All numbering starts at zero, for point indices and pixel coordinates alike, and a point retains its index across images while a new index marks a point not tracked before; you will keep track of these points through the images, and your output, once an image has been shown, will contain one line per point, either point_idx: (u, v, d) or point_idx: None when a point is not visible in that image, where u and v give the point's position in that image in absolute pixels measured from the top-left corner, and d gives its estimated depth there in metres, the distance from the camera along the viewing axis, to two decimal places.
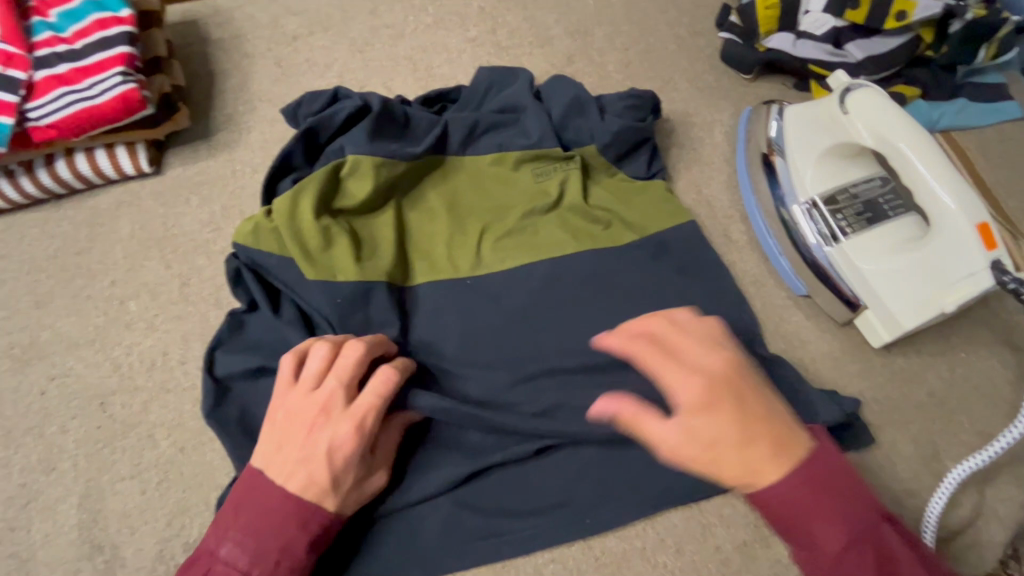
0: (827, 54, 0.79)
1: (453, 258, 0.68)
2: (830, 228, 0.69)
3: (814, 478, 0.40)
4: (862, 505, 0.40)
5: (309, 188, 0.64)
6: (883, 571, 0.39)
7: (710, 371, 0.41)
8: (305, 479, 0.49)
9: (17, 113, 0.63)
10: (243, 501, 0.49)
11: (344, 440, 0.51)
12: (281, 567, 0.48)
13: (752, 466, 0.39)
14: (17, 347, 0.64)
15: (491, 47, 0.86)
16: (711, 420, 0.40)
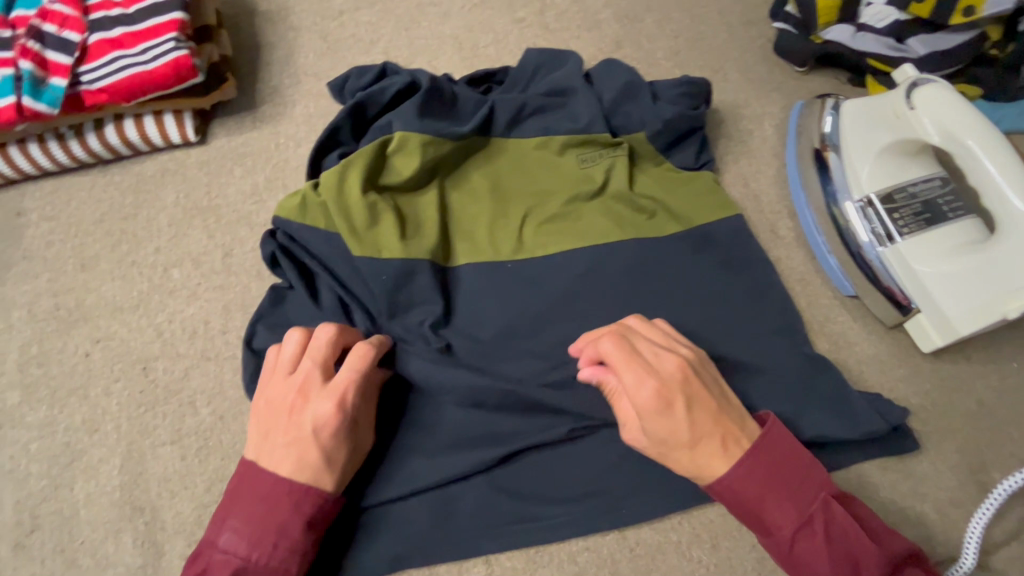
0: (888, 48, 0.76)
1: (494, 240, 0.67)
2: (885, 228, 0.67)
3: (754, 472, 0.50)
4: (802, 489, 0.50)
5: (356, 164, 0.63)
6: (832, 543, 0.48)
7: (664, 377, 0.52)
8: (295, 458, 0.50)
9: (71, 76, 0.64)
10: (237, 492, 0.50)
11: (326, 417, 0.51)
12: (279, 549, 0.48)
13: (701, 461, 0.50)
14: (64, 309, 0.65)
15: (539, 29, 0.85)
16: (664, 421, 0.51)
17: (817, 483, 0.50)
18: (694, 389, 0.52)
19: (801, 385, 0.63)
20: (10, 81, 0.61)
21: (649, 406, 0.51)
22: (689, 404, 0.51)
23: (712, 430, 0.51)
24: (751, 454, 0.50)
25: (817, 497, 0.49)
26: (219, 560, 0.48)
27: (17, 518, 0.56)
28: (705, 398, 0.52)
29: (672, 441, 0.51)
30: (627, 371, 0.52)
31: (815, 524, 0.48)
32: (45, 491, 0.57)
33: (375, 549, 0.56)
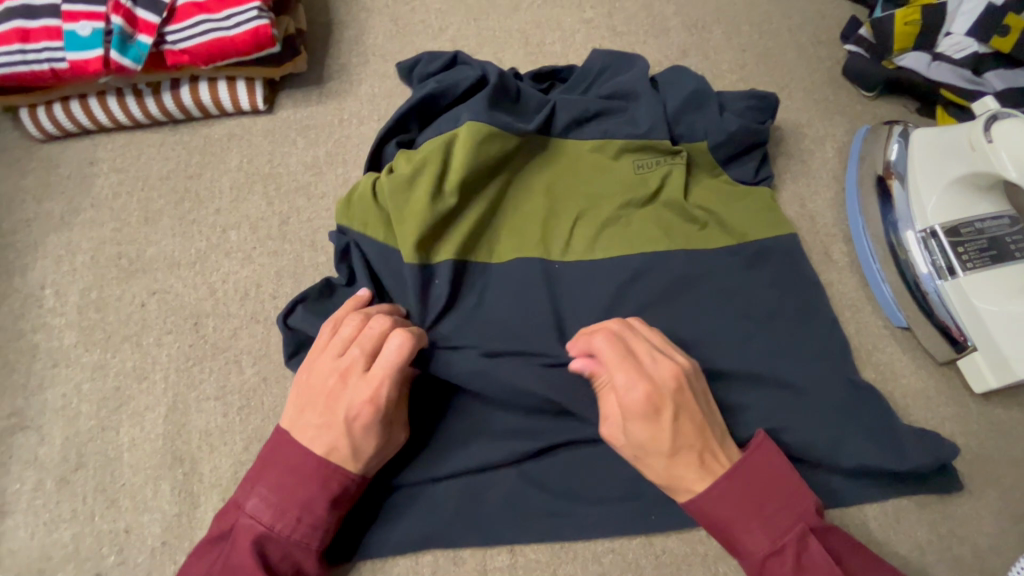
0: (963, 80, 0.75)
1: (545, 240, 0.67)
2: (947, 261, 0.66)
3: (731, 494, 0.50)
4: (778, 515, 0.50)
5: (424, 168, 0.63)
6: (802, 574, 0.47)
7: (656, 381, 0.52)
8: (327, 443, 0.51)
9: (157, 35, 0.65)
10: (269, 459, 0.52)
11: (360, 408, 0.51)
12: (301, 524, 0.50)
13: (677, 472, 0.51)
14: (125, 259, 0.67)
15: (606, 31, 0.85)
16: (648, 425, 0.51)
17: (795, 514, 0.50)
18: (683, 398, 0.52)
19: (848, 412, 0.61)
20: (100, 34, 0.63)
21: (635, 409, 0.51)
22: (676, 413, 0.51)
23: (692, 443, 0.51)
24: (725, 476, 0.51)
25: (794, 527, 0.49)
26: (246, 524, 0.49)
27: (63, 454, 0.58)
28: (693, 412, 0.53)
29: (651, 448, 0.51)
30: (620, 371, 0.52)
31: (786, 553, 0.48)
32: (92, 431, 0.59)
33: (401, 526, 0.57)
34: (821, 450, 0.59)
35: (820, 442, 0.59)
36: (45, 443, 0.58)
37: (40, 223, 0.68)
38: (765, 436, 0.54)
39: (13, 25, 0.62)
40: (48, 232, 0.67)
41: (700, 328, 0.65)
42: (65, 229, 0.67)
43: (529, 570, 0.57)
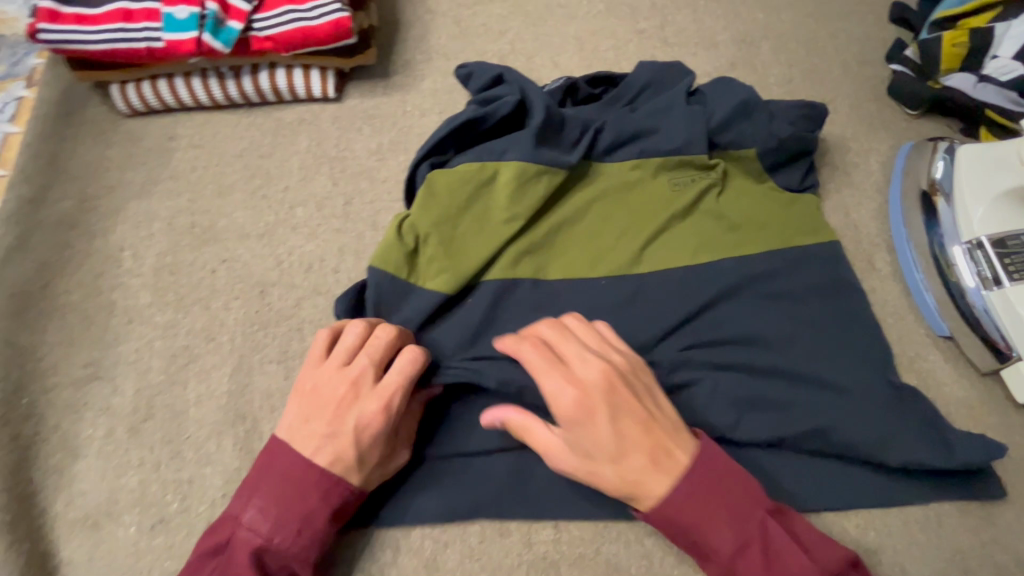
0: (1009, 102, 0.76)
1: (589, 250, 0.70)
2: (993, 272, 0.67)
3: (690, 493, 0.50)
4: (741, 509, 0.50)
5: (466, 212, 0.67)
6: (772, 562, 0.49)
7: (585, 383, 0.53)
8: (331, 454, 0.52)
9: (246, 22, 0.70)
10: (269, 471, 0.52)
11: (371, 418, 0.53)
12: (302, 535, 0.50)
13: (631, 478, 0.51)
14: (198, 227, 0.70)
15: (657, 41, 0.89)
16: (585, 431, 0.52)
17: (756, 502, 0.51)
18: (619, 395, 0.53)
19: (894, 414, 0.61)
20: (195, 17, 0.68)
21: (568, 417, 0.52)
22: (611, 412, 0.52)
23: (638, 444, 0.51)
24: (681, 476, 0.51)
25: (757, 516, 0.50)
26: (245, 535, 0.50)
27: (134, 404, 0.61)
28: (632, 408, 0.53)
29: (596, 452, 0.52)
30: (546, 381, 0.53)
31: (753, 547, 0.49)
32: (162, 386, 0.62)
33: (449, 496, 0.58)
34: (865, 448, 0.59)
35: (866, 440, 0.60)
36: (117, 393, 0.61)
37: (121, 190, 0.72)
38: (708, 437, 0.54)
39: (117, 6, 0.68)
40: (128, 199, 0.71)
41: (746, 326, 0.66)
42: (145, 197, 0.71)
43: (573, 547, 0.58)
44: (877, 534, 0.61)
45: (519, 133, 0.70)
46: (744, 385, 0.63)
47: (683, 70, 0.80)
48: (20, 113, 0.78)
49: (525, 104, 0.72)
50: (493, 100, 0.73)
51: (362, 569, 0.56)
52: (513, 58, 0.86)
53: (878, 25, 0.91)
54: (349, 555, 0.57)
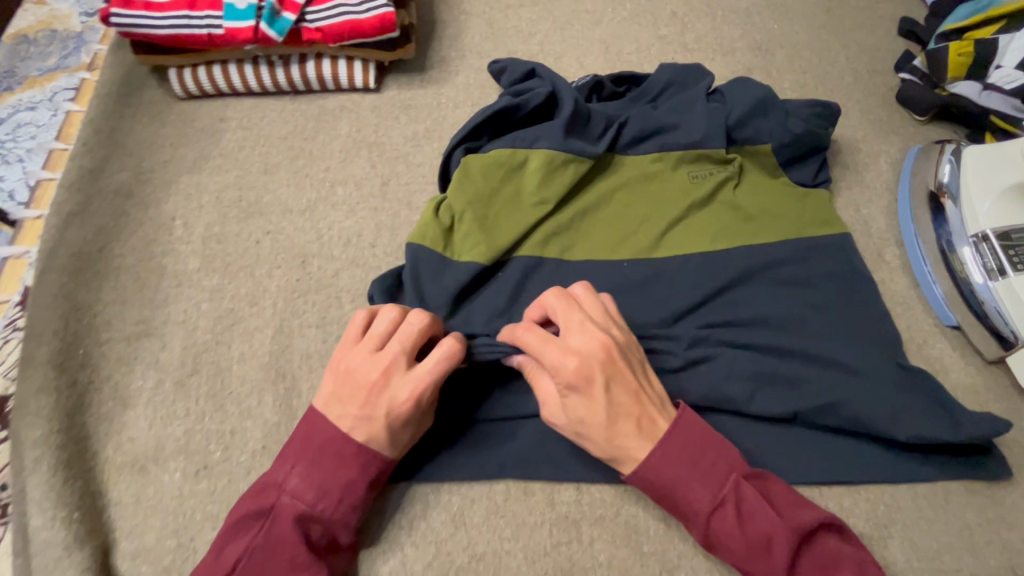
0: (1013, 109, 0.79)
1: (612, 236, 0.74)
2: (998, 263, 0.70)
3: (669, 455, 0.54)
4: (716, 471, 0.54)
5: (498, 196, 0.72)
6: (743, 519, 0.52)
7: (585, 354, 0.55)
8: (365, 434, 0.53)
9: (299, 14, 0.75)
10: (307, 446, 0.54)
11: (402, 405, 0.53)
12: (344, 503, 0.53)
13: (621, 443, 0.54)
14: (245, 201, 0.75)
15: (678, 46, 0.94)
16: (581, 399, 0.54)
17: (728, 466, 0.54)
18: (615, 368, 0.55)
19: (904, 394, 0.64)
20: (254, 8, 0.74)
21: (567, 384, 0.54)
22: (607, 383, 0.54)
23: (628, 412, 0.54)
24: (663, 441, 0.54)
25: (728, 478, 0.53)
26: (287, 504, 0.52)
27: (182, 359, 0.64)
28: (625, 380, 0.55)
29: (589, 419, 0.54)
30: (548, 350, 0.55)
31: (727, 506, 0.53)
32: (208, 343, 0.65)
33: (478, 456, 0.61)
34: (875, 424, 0.62)
35: (878, 416, 0.62)
36: (166, 348, 0.65)
37: (175, 164, 0.76)
38: (688, 407, 0.57)
39: None
40: (181, 172, 0.76)
41: (761, 310, 0.69)
42: (196, 172, 0.76)
43: (594, 507, 0.60)
44: (888, 508, 0.63)
45: (549, 123, 0.75)
46: (761, 361, 0.66)
47: (705, 70, 0.84)
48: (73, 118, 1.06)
49: (555, 97, 0.77)
50: (525, 92, 0.78)
51: (393, 520, 0.59)
52: (542, 58, 0.92)
53: (887, 38, 0.96)
54: (381, 507, 0.59)
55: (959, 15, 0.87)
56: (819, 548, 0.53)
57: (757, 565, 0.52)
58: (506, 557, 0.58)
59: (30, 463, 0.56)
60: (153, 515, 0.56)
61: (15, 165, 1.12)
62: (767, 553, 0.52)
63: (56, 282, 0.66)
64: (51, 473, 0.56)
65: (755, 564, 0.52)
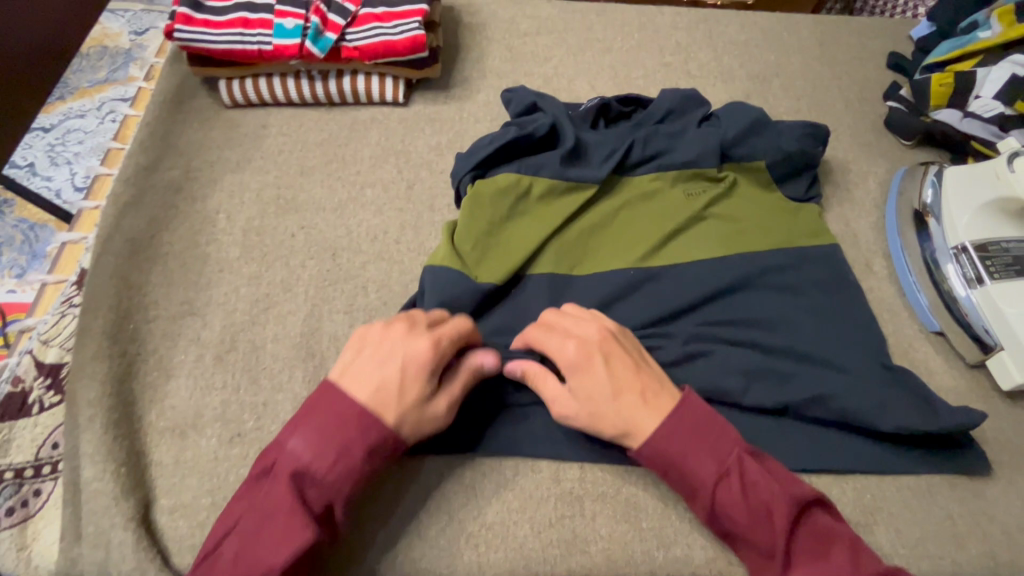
0: (991, 136, 0.86)
1: (617, 246, 0.80)
2: (976, 272, 0.75)
3: (677, 428, 0.58)
4: (722, 444, 0.57)
5: (508, 220, 0.77)
6: (746, 490, 0.56)
7: (583, 337, 0.62)
8: (377, 384, 0.56)
9: (340, 34, 0.84)
10: (316, 407, 0.56)
11: (418, 354, 0.58)
12: (338, 466, 0.53)
13: (629, 419, 0.59)
14: (283, 199, 0.82)
15: (682, 73, 1.02)
16: (585, 376, 0.61)
17: (732, 439, 0.58)
18: (612, 347, 0.62)
19: (888, 391, 0.69)
20: (300, 28, 0.82)
21: (571, 364, 0.61)
22: (606, 360, 0.61)
23: (630, 386, 0.60)
24: (669, 416, 0.58)
25: (733, 451, 0.57)
26: (289, 460, 0.53)
27: (221, 337, 0.70)
28: (623, 358, 0.62)
29: (596, 395, 0.60)
30: (550, 341, 0.63)
31: (731, 476, 0.56)
32: (246, 323, 0.71)
33: (490, 435, 0.65)
34: (861, 415, 0.67)
35: (864, 409, 0.67)
36: (207, 327, 0.71)
37: (220, 164, 0.84)
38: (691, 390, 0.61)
39: (239, 16, 0.83)
40: (226, 172, 0.84)
41: (754, 312, 0.75)
42: (239, 172, 0.84)
43: (597, 485, 0.64)
44: (874, 498, 0.66)
45: (553, 152, 0.81)
46: (754, 357, 0.71)
47: (701, 98, 0.91)
48: (126, 129, 1.17)
49: (557, 129, 0.83)
50: (528, 122, 0.83)
51: (409, 491, 0.63)
52: (556, 80, 1.00)
53: (876, 71, 1.04)
54: (398, 478, 0.64)
55: (942, 50, 0.96)
56: (816, 523, 0.55)
57: (759, 534, 0.55)
58: (514, 527, 0.62)
59: (84, 422, 0.62)
60: (191, 475, 0.61)
61: (64, 167, 1.21)
62: (768, 522, 0.55)
63: (113, 264, 0.72)
64: (103, 431, 0.61)
65: (757, 533, 0.55)
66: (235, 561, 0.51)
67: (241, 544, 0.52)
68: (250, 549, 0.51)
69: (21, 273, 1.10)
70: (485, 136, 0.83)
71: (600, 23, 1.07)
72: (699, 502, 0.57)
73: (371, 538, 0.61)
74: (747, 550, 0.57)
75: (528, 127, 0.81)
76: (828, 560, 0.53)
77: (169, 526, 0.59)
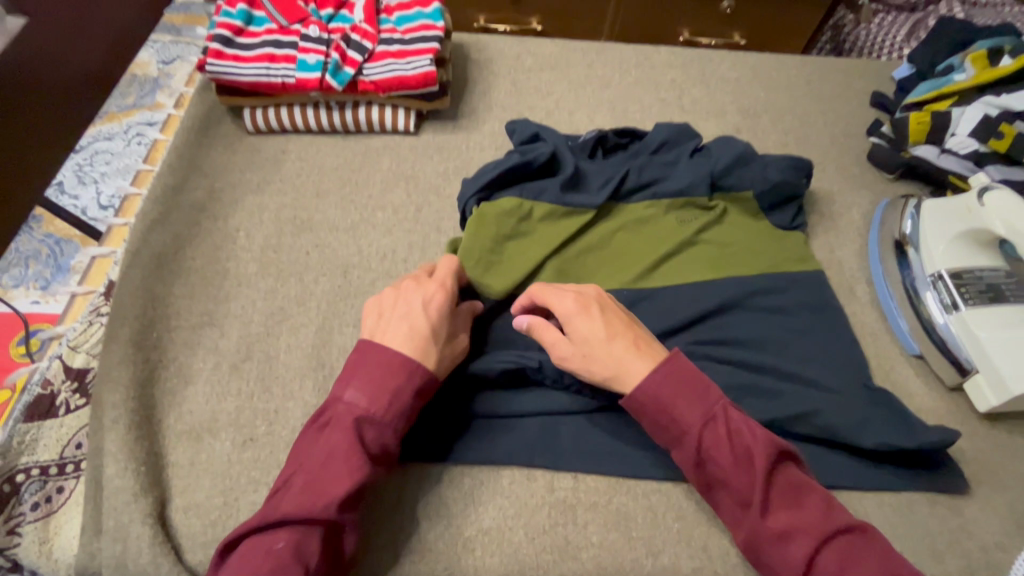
0: (966, 170, 0.93)
1: (612, 268, 0.84)
2: (952, 299, 0.80)
3: (669, 376, 0.62)
4: (709, 396, 0.62)
5: (509, 242, 0.82)
6: (731, 436, 0.60)
7: (582, 292, 0.69)
8: (408, 329, 0.64)
9: (357, 69, 0.91)
10: (360, 362, 0.63)
11: (435, 297, 0.67)
12: (393, 406, 0.60)
13: (622, 362, 0.64)
14: (299, 219, 0.87)
15: (676, 107, 1.08)
16: (583, 322, 0.66)
17: (718, 393, 0.63)
18: (608, 303, 0.69)
19: (868, 409, 0.72)
20: (321, 63, 0.90)
21: (570, 312, 0.67)
22: (602, 310, 0.67)
23: (624, 333, 0.66)
24: (661, 365, 0.63)
25: (718, 402, 0.62)
26: (345, 409, 0.60)
27: (237, 346, 0.75)
28: (618, 313, 0.68)
29: (592, 338, 0.65)
30: (552, 294, 0.69)
31: (716, 422, 0.60)
32: (261, 334, 0.76)
33: (490, 445, 0.69)
34: (843, 432, 0.70)
35: (845, 426, 0.70)
36: (224, 337, 0.75)
37: (241, 186, 0.90)
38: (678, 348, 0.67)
39: (265, 52, 0.90)
40: (247, 193, 0.89)
41: (742, 332, 0.79)
42: (259, 193, 0.90)
43: (589, 495, 0.68)
44: (856, 513, 0.69)
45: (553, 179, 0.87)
46: (741, 375, 0.75)
47: (694, 132, 0.97)
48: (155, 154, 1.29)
49: (557, 158, 0.89)
50: (530, 151, 0.89)
51: (410, 495, 0.66)
52: (558, 112, 1.06)
53: (859, 109, 1.10)
54: (400, 482, 0.67)
55: (920, 91, 1.01)
56: (793, 475, 0.59)
57: (739, 477, 0.58)
58: (509, 533, 0.65)
59: (109, 423, 0.66)
60: (204, 477, 0.65)
61: (90, 186, 1.28)
62: (750, 466, 0.58)
63: (140, 276, 0.78)
64: (126, 432, 0.65)
65: (738, 476, 0.58)
66: (300, 496, 0.56)
67: (305, 481, 0.57)
68: (313, 485, 0.56)
69: (45, 285, 1.15)
70: (489, 163, 0.89)
71: (599, 60, 1.14)
72: (685, 448, 0.61)
73: (371, 540, 0.64)
74: (725, 497, 0.60)
75: (530, 155, 0.87)
76: (800, 508, 0.57)
77: (182, 524, 0.62)
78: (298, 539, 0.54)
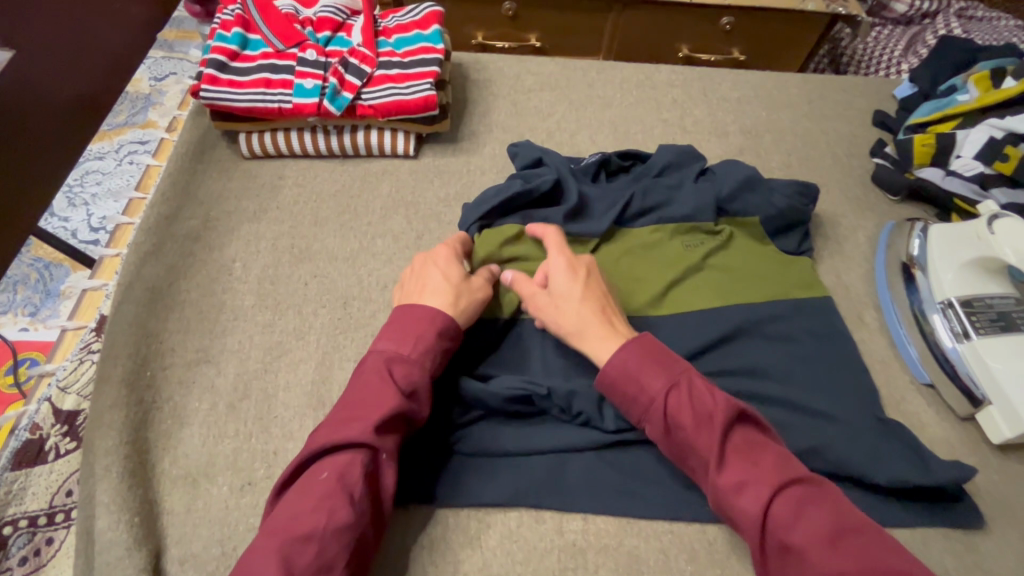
0: (972, 193, 0.92)
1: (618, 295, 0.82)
2: (963, 327, 0.79)
3: (635, 349, 0.64)
4: (675, 366, 0.63)
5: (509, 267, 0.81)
6: (694, 400, 0.60)
7: (576, 257, 0.73)
8: (429, 283, 0.70)
9: (356, 94, 0.89)
10: (388, 320, 0.67)
11: (445, 255, 0.74)
12: (420, 345, 0.64)
13: (584, 318, 0.68)
14: (296, 248, 0.85)
15: (677, 128, 1.07)
16: (563, 281, 0.71)
17: (686, 366, 0.63)
18: (595, 272, 0.73)
19: (881, 442, 0.71)
20: (319, 88, 0.87)
21: (555, 270, 0.72)
22: (587, 275, 0.71)
23: (597, 296, 0.70)
24: (629, 341, 0.65)
25: (685, 371, 0.62)
26: (374, 357, 0.64)
27: (235, 385, 0.72)
28: (601, 281, 0.72)
29: (566, 294, 0.70)
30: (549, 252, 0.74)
31: (679, 388, 0.61)
32: (258, 371, 0.74)
33: (498, 485, 0.67)
34: (858, 468, 0.68)
35: (860, 462, 0.69)
36: (221, 374, 0.73)
37: (237, 214, 0.88)
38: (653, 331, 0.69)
39: (261, 77, 0.88)
40: (243, 221, 0.87)
41: (752, 363, 0.77)
42: (255, 222, 0.87)
43: (600, 537, 0.66)
44: None
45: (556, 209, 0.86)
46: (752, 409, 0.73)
47: (697, 153, 0.96)
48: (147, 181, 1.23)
49: (560, 185, 0.88)
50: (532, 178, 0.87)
51: (417, 540, 0.64)
52: (558, 133, 1.05)
53: (863, 128, 1.10)
54: (406, 526, 0.65)
55: (923, 111, 1.00)
56: (760, 440, 0.58)
57: (701, 439, 0.58)
58: None
59: (100, 471, 0.63)
60: (201, 525, 0.63)
61: (81, 208, 1.25)
62: (710, 427, 0.58)
63: (133, 312, 0.75)
64: (119, 481, 0.63)
65: (700, 438, 0.58)
66: (335, 432, 0.58)
67: (339, 422, 0.59)
68: (348, 419, 0.58)
69: (34, 311, 1.12)
70: (491, 188, 0.87)
71: (600, 80, 1.13)
72: (651, 416, 0.61)
73: None
74: (694, 463, 0.59)
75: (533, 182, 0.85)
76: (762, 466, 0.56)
77: None
78: (341, 470, 0.55)
